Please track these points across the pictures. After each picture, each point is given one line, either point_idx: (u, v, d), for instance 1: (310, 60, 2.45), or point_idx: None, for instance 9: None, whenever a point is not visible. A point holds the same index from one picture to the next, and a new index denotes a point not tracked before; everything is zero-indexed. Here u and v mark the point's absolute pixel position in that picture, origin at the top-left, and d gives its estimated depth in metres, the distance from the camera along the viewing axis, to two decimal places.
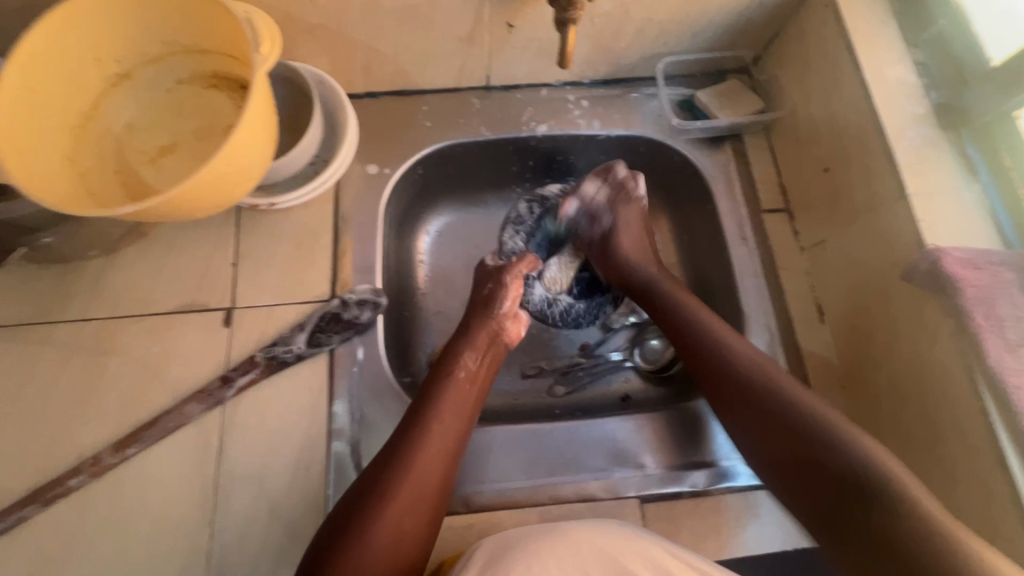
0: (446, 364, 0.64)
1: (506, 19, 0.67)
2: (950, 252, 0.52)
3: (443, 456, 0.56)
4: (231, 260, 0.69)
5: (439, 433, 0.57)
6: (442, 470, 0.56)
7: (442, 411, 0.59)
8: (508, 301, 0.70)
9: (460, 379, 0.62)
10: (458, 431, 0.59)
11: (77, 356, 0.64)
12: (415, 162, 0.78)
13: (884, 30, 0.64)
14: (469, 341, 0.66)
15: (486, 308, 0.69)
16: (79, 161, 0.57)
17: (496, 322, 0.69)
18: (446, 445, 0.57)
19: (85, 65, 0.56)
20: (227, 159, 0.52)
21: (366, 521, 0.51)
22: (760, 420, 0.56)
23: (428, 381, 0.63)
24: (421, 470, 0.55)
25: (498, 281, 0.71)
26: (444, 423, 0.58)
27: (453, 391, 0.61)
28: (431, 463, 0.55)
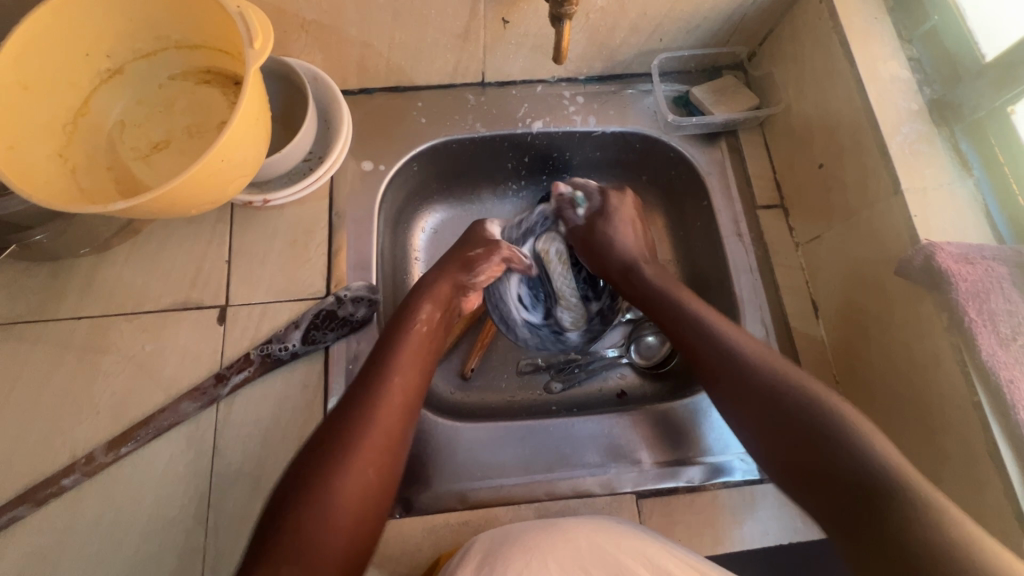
0: (404, 315, 0.64)
1: (501, 15, 0.67)
2: (943, 246, 0.53)
3: (403, 405, 0.57)
4: (225, 258, 0.69)
5: (399, 385, 0.57)
6: (401, 419, 0.56)
7: (400, 365, 0.59)
8: (487, 267, 0.72)
9: (419, 331, 0.63)
10: (417, 379, 0.60)
11: (70, 354, 0.64)
12: (410, 159, 0.77)
13: (877, 26, 0.64)
14: (427, 295, 0.67)
15: (465, 270, 0.70)
16: (70, 158, 0.56)
17: (458, 279, 0.70)
18: (406, 395, 0.58)
19: (75, 60, 0.55)
20: (219, 155, 0.51)
21: (330, 473, 0.50)
22: (760, 410, 0.54)
23: (384, 334, 0.63)
24: (381, 420, 0.55)
25: (489, 249, 0.73)
26: (403, 373, 0.58)
27: (411, 341, 0.62)
28: (390, 412, 0.55)
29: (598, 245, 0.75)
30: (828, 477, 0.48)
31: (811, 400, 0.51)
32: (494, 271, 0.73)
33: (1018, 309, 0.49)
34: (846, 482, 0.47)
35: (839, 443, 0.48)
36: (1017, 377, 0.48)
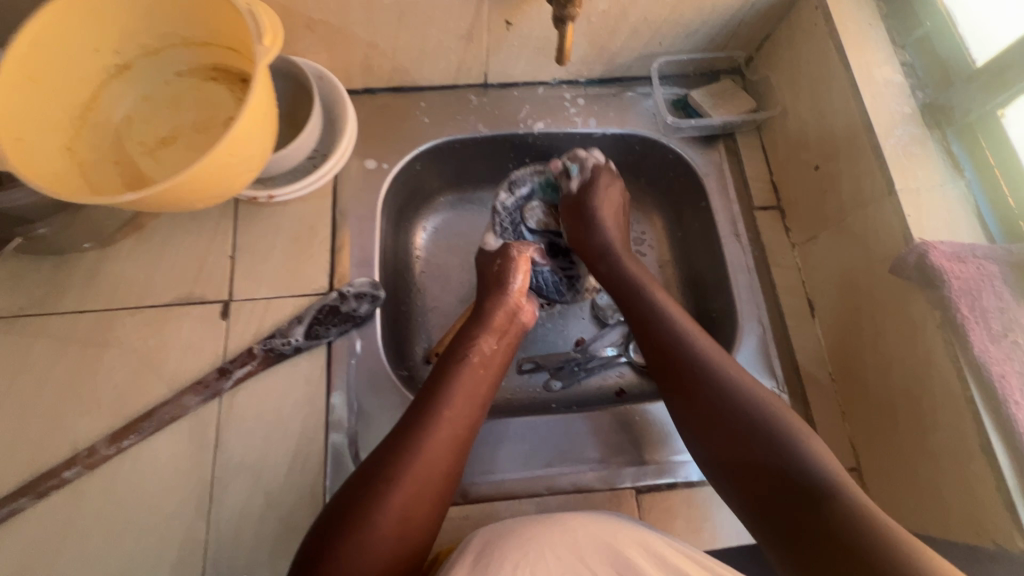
0: (460, 349, 0.64)
1: (504, 17, 0.68)
2: (936, 246, 0.54)
3: (452, 443, 0.57)
4: (228, 253, 0.69)
5: (449, 424, 0.57)
6: (451, 457, 0.56)
7: (453, 400, 0.59)
8: (519, 277, 0.71)
9: (475, 365, 0.63)
10: (469, 418, 0.59)
11: (72, 348, 0.64)
12: (413, 158, 0.78)
13: (871, 32, 0.66)
14: (485, 326, 0.67)
15: (498, 288, 0.70)
16: (78, 152, 0.57)
17: (508, 305, 0.69)
18: (458, 432, 0.57)
19: (84, 56, 0.56)
20: (228, 150, 0.52)
21: (375, 502, 0.51)
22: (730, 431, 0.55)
23: (443, 364, 0.63)
24: (428, 462, 0.55)
25: (507, 257, 0.73)
26: (457, 410, 0.58)
27: (468, 376, 0.61)
28: (439, 451, 0.55)
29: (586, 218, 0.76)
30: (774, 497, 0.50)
31: (765, 419, 0.54)
32: (523, 274, 0.71)
33: (1008, 307, 0.51)
34: (792, 503, 0.49)
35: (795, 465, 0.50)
36: (1008, 373, 0.49)
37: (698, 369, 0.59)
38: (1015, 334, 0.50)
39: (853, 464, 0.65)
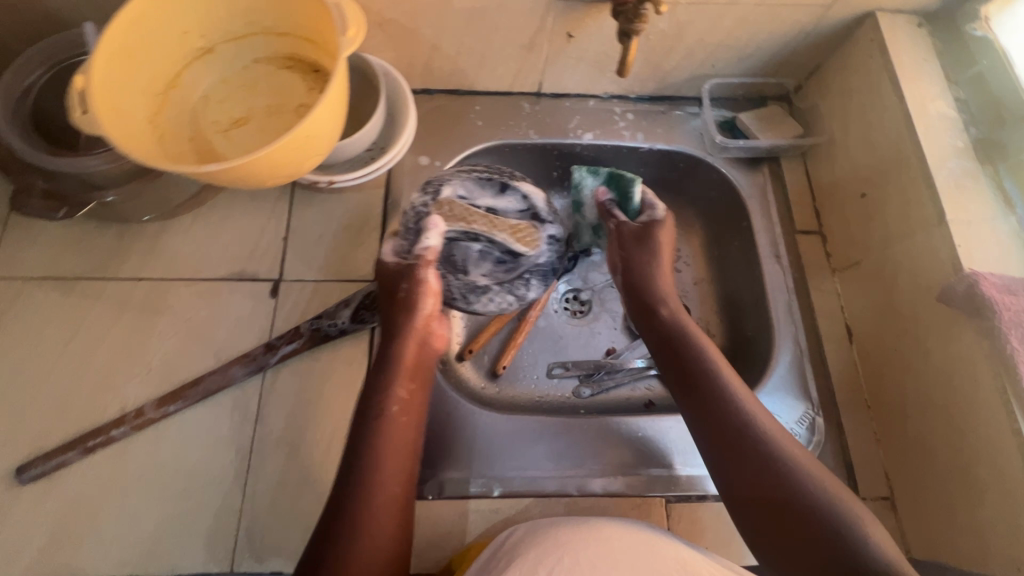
0: (383, 373, 0.58)
1: (567, 29, 0.71)
2: (987, 277, 0.55)
3: (401, 468, 0.53)
4: (282, 235, 0.72)
5: (382, 488, 0.51)
6: (393, 519, 0.51)
7: (381, 461, 0.52)
8: (429, 301, 0.62)
9: (395, 414, 0.56)
10: (413, 439, 0.56)
11: (128, 312, 0.66)
12: (463, 158, 0.80)
13: (926, 67, 0.67)
14: (393, 369, 0.58)
15: (404, 314, 0.61)
16: (159, 125, 0.60)
17: (418, 335, 0.61)
18: (395, 490, 0.52)
19: (174, 37, 0.59)
20: (304, 132, 0.55)
21: (334, 557, 0.47)
22: (773, 510, 0.51)
23: (356, 424, 0.55)
24: (371, 535, 0.49)
25: (413, 279, 0.62)
26: (387, 470, 0.52)
27: (390, 430, 0.54)
28: (390, 486, 0.52)
29: (647, 248, 0.73)
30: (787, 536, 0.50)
31: (802, 488, 0.51)
32: (433, 298, 0.63)
33: None
34: None
35: (811, 512, 0.49)
36: None
37: (722, 419, 0.57)
38: None
39: (885, 493, 0.65)
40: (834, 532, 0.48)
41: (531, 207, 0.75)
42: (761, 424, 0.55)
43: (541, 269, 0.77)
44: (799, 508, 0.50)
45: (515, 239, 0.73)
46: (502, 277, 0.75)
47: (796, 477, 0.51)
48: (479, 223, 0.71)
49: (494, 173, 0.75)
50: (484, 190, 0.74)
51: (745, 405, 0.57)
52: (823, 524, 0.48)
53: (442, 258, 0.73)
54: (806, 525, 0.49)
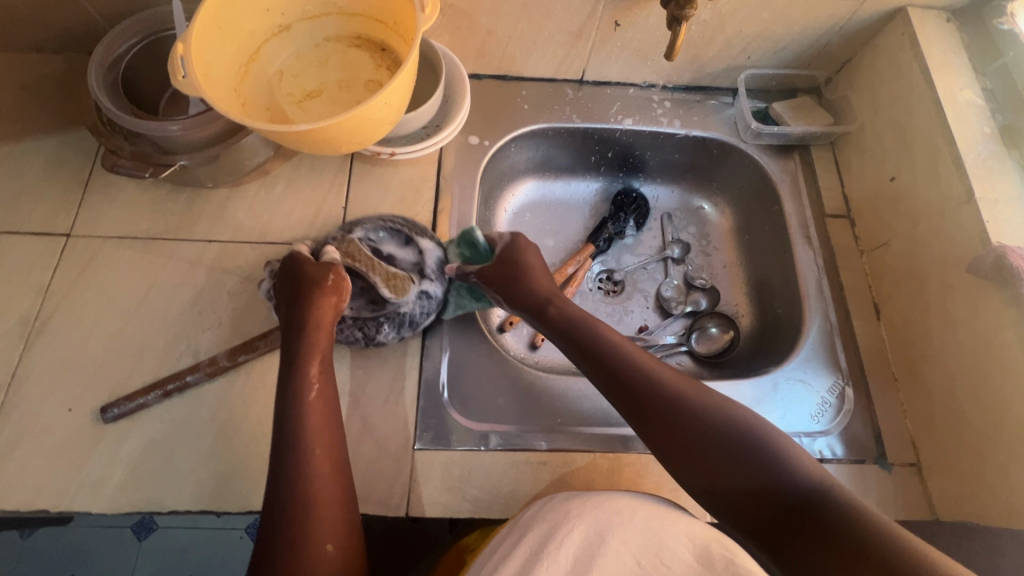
0: (293, 363, 0.59)
1: (615, 18, 0.76)
2: (1015, 249, 0.59)
3: (330, 430, 0.55)
4: (343, 204, 0.76)
5: (321, 458, 0.53)
6: (337, 486, 0.53)
7: (311, 432, 0.54)
8: (331, 295, 0.63)
9: (316, 393, 0.57)
10: (329, 404, 0.57)
11: (200, 271, 0.71)
12: (510, 140, 0.85)
13: (955, 58, 0.71)
14: (304, 353, 0.59)
15: (322, 296, 0.62)
16: (241, 95, 0.65)
17: (329, 312, 0.62)
18: (331, 459, 0.54)
19: (259, 14, 0.64)
20: (382, 101, 0.59)
21: (296, 537, 0.49)
22: (710, 470, 0.53)
23: (278, 406, 0.56)
24: (319, 498, 0.52)
25: (338, 274, 0.64)
26: (321, 439, 0.54)
27: (315, 404, 0.56)
28: (330, 454, 0.54)
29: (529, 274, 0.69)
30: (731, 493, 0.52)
31: (738, 436, 0.53)
32: (340, 294, 0.63)
33: None
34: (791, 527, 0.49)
35: (753, 459, 0.52)
36: None
37: (645, 385, 0.58)
38: None
39: (913, 459, 0.68)
40: (776, 484, 0.51)
41: (423, 263, 0.70)
42: (697, 392, 0.57)
43: (408, 318, 0.66)
44: (732, 459, 0.52)
45: (385, 284, 0.66)
46: (365, 314, 0.66)
47: (711, 423, 0.54)
48: (360, 261, 0.67)
49: (403, 226, 0.72)
50: (392, 239, 0.72)
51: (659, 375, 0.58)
52: (762, 470, 0.51)
53: None
54: (741, 477, 0.52)
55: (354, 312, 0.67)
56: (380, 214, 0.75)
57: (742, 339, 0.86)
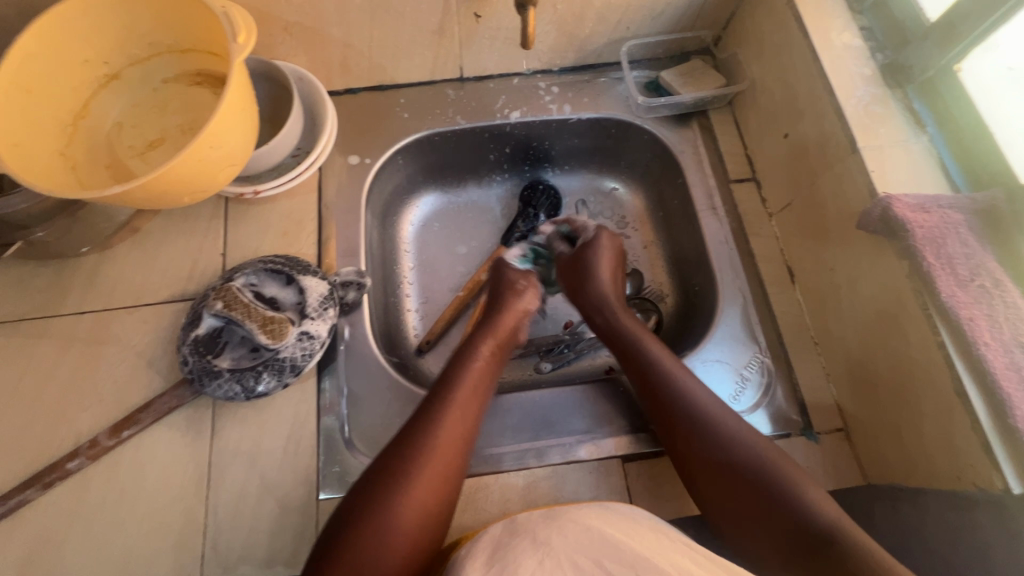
0: (459, 372, 0.65)
1: (472, 10, 0.71)
2: (899, 198, 0.55)
3: (462, 442, 0.59)
4: (220, 250, 0.72)
5: (455, 426, 0.59)
6: (462, 454, 0.59)
7: (460, 403, 0.62)
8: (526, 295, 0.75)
9: (482, 365, 0.66)
10: (472, 422, 0.61)
11: (74, 346, 0.67)
12: (395, 153, 0.81)
13: (828, 1, 0.68)
14: (490, 330, 0.70)
15: (516, 300, 0.74)
16: (71, 156, 0.60)
17: (516, 314, 0.73)
18: (465, 432, 0.60)
19: (75, 66, 0.60)
20: (207, 141, 0.55)
21: (386, 508, 0.53)
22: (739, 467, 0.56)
23: (448, 367, 0.66)
24: (441, 461, 0.57)
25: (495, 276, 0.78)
26: (467, 412, 0.61)
27: (474, 378, 0.65)
28: (439, 459, 0.57)
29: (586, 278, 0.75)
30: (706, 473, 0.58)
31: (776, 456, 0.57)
32: (530, 293, 0.75)
33: (972, 252, 0.52)
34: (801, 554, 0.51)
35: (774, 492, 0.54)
36: (976, 316, 0.50)
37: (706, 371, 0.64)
38: (981, 279, 0.51)
39: (840, 425, 0.66)
40: (761, 492, 0.55)
41: (305, 302, 0.65)
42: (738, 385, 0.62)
43: (289, 363, 0.62)
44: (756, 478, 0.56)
45: (261, 330, 0.61)
46: (244, 364, 0.62)
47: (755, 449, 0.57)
48: (236, 308, 0.62)
49: (284, 264, 0.68)
50: (273, 280, 0.67)
51: (693, 387, 0.62)
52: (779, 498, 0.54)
53: (201, 341, 0.63)
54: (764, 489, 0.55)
55: (233, 364, 0.62)
56: (262, 255, 0.71)
57: (666, 321, 0.83)
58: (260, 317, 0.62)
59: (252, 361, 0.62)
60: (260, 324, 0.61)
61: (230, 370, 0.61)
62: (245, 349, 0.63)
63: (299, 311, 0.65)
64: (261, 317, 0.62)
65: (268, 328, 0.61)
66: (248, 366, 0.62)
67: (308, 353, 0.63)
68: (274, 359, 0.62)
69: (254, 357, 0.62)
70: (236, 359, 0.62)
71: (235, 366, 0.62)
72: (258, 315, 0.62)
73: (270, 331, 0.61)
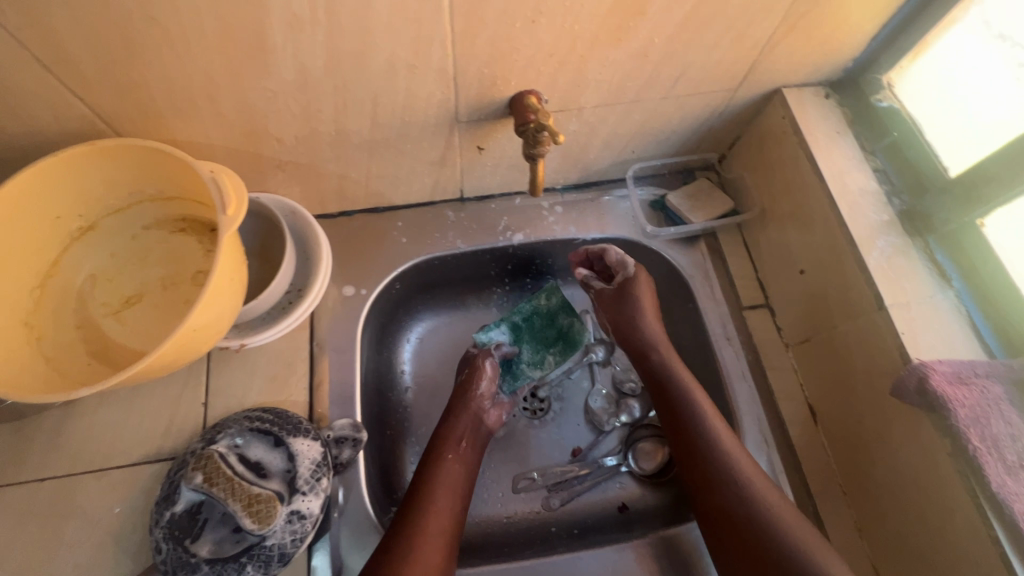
0: (432, 465, 0.66)
1: (475, 143, 0.68)
2: (936, 367, 0.53)
3: (445, 533, 0.60)
4: (201, 399, 0.66)
5: (434, 517, 0.61)
6: (442, 550, 0.59)
7: (436, 494, 0.63)
8: (485, 384, 0.74)
9: (450, 459, 0.67)
10: (452, 512, 0.63)
11: (30, 522, 0.59)
12: (392, 279, 0.77)
13: (840, 139, 0.67)
14: (453, 424, 0.71)
15: (464, 393, 0.74)
16: (36, 324, 0.55)
17: (472, 408, 0.73)
18: (444, 524, 0.61)
19: (45, 224, 0.55)
20: (199, 315, 0.49)
21: None
22: None
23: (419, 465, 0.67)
24: (423, 559, 0.57)
25: (473, 367, 0.76)
26: (440, 503, 0.62)
27: (447, 471, 0.66)
28: (422, 555, 0.57)
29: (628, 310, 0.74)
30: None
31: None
32: (488, 381, 0.75)
33: (1019, 434, 0.49)
34: None
35: None
36: None
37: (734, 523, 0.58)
38: None
39: None
40: None
41: (296, 472, 0.59)
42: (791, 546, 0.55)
43: (276, 551, 0.56)
44: None
45: (245, 514, 0.54)
46: (225, 552, 0.55)
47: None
48: (219, 489, 0.54)
49: (273, 423, 0.62)
50: (258, 441, 0.61)
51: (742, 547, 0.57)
52: None
53: (177, 523, 0.56)
54: None
55: (212, 553, 0.55)
56: (247, 409, 0.64)
57: None
58: (250, 498, 0.54)
59: (238, 547, 0.56)
60: (247, 510, 0.54)
61: (215, 559, 0.55)
62: (227, 531, 0.56)
63: (289, 481, 0.59)
64: (249, 499, 0.54)
65: (257, 514, 0.54)
66: (233, 552, 0.55)
67: (303, 532, 0.58)
68: (263, 544, 0.56)
69: (241, 541, 0.56)
70: (218, 545, 0.56)
71: (219, 553, 0.55)
72: (244, 497, 0.54)
73: (260, 517, 0.54)
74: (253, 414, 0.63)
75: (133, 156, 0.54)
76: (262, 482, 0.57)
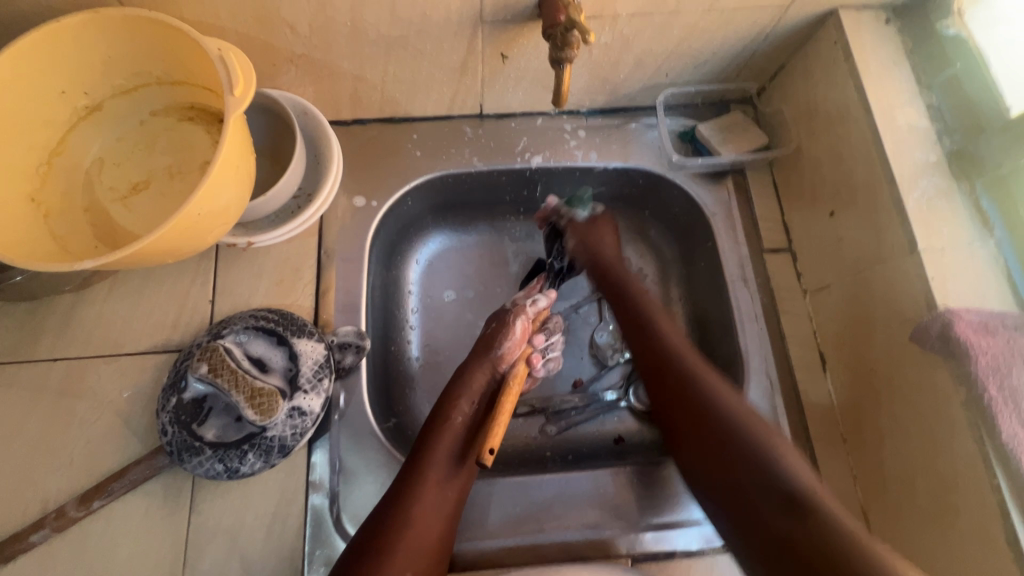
0: (442, 427, 0.62)
1: (499, 50, 0.64)
2: (961, 315, 0.51)
3: (446, 509, 0.58)
4: (209, 297, 0.66)
5: (437, 489, 0.58)
6: (442, 520, 0.57)
7: (438, 465, 0.59)
8: (507, 343, 0.69)
9: (456, 427, 0.63)
10: (456, 485, 0.59)
11: (43, 399, 0.61)
12: (404, 195, 0.75)
13: (895, 71, 0.62)
14: (465, 389, 0.66)
15: (484, 351, 0.69)
16: (43, 201, 0.54)
17: (487, 368, 0.68)
18: (448, 496, 0.58)
19: (50, 98, 0.53)
20: (201, 201, 0.48)
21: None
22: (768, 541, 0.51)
23: (426, 428, 0.63)
24: (416, 528, 0.55)
25: (501, 323, 0.72)
26: (443, 477, 0.59)
27: (453, 440, 0.62)
28: (416, 529, 0.55)
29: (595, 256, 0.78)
30: (777, 534, 0.52)
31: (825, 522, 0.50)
32: (512, 339, 0.70)
33: None
34: None
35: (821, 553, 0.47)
36: None
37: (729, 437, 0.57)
38: None
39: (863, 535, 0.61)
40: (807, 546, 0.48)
41: (297, 372, 0.60)
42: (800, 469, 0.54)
43: (277, 443, 0.58)
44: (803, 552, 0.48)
45: (248, 405, 0.55)
46: (229, 439, 0.57)
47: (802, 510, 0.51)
48: (223, 380, 0.55)
49: (278, 323, 0.62)
50: (262, 339, 0.61)
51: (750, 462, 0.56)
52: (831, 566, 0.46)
53: (184, 409, 0.57)
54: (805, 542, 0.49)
55: (216, 437, 0.57)
56: (253, 308, 0.65)
57: None
58: (254, 391, 0.55)
59: (240, 437, 0.57)
60: (248, 403, 0.54)
61: (217, 444, 0.56)
62: (230, 419, 0.58)
63: (290, 381, 0.59)
64: (252, 392, 0.55)
65: (260, 407, 0.55)
66: (235, 441, 0.57)
67: (303, 430, 0.59)
68: (265, 436, 0.57)
69: (244, 431, 0.58)
70: (223, 432, 0.57)
71: (222, 440, 0.57)
72: (247, 389, 0.55)
73: (263, 410, 0.55)
74: (258, 312, 0.63)
75: (139, 32, 0.51)
76: (265, 377, 0.58)
